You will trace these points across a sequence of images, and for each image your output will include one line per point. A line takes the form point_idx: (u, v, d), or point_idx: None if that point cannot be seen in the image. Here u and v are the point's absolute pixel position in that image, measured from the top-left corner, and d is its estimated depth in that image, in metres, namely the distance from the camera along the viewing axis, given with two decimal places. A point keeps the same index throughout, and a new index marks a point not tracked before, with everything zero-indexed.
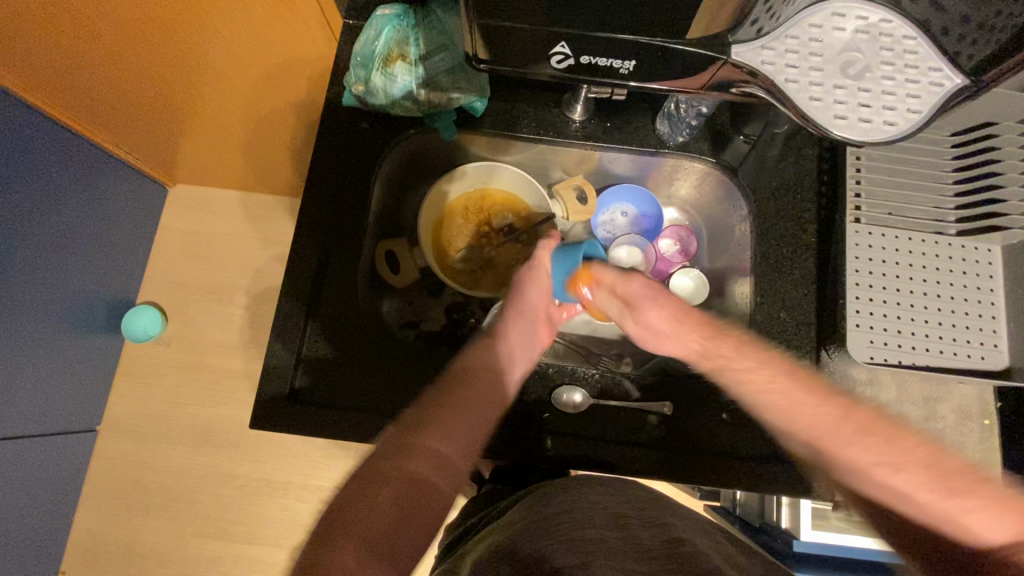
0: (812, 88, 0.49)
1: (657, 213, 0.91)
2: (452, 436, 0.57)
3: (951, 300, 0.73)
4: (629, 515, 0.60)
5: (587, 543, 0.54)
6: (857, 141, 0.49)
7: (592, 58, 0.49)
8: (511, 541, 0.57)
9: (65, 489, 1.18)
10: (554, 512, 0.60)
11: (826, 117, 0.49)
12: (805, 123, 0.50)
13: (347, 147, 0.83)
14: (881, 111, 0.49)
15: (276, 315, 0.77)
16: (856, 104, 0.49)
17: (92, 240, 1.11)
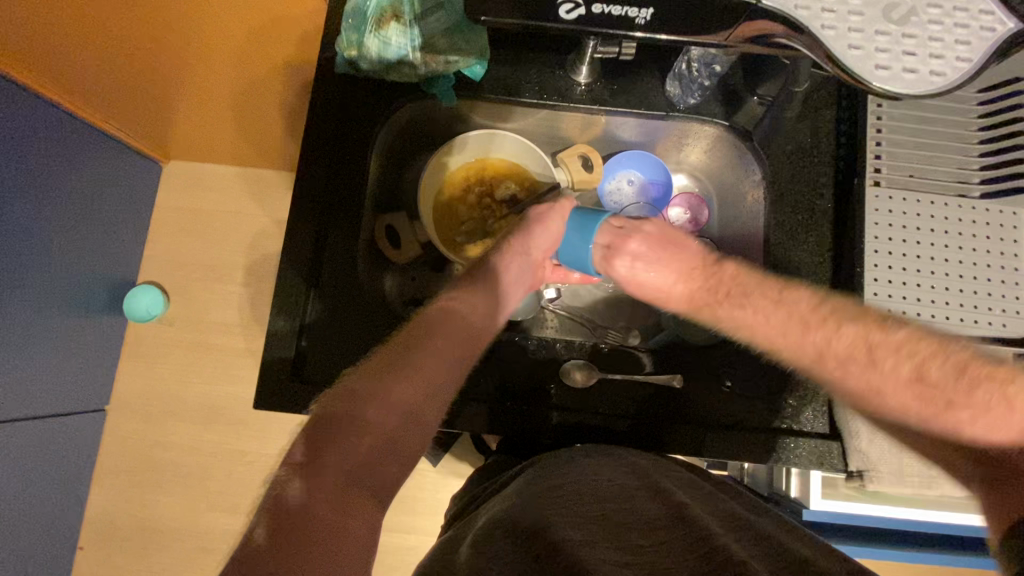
0: (851, 36, 0.45)
1: (666, 179, 0.88)
2: (423, 384, 0.58)
3: (973, 266, 0.70)
4: (635, 487, 0.59)
5: (591, 521, 0.53)
6: (899, 93, 0.45)
7: (605, 7, 0.46)
8: (510, 514, 0.56)
9: (77, 468, 1.19)
10: (558, 487, 0.59)
11: (866, 67, 0.45)
12: (839, 74, 0.46)
13: (343, 116, 0.79)
14: (926, 60, 0.45)
15: (276, 292, 0.74)
16: (900, 51, 0.45)
17: (89, 218, 1.09)
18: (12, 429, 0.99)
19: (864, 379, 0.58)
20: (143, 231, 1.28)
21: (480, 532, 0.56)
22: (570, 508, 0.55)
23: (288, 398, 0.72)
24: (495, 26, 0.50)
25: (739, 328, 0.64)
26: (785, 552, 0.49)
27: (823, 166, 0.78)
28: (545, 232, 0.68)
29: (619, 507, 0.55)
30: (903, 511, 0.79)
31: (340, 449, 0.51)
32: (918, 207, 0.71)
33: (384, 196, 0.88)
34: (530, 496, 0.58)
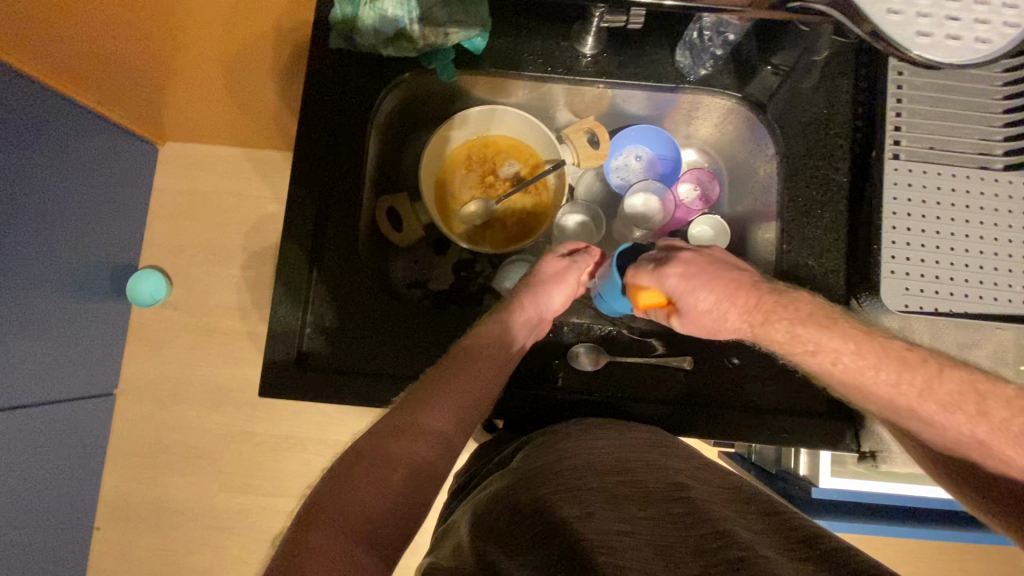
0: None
1: (675, 156, 0.86)
2: (452, 417, 0.62)
3: (994, 242, 0.67)
4: (635, 460, 0.58)
5: (589, 492, 0.52)
6: (942, 62, 0.39)
7: None
8: (510, 492, 0.56)
9: (89, 452, 1.19)
10: (557, 459, 0.58)
11: (905, 34, 0.39)
12: (876, 43, 0.41)
13: (340, 92, 0.75)
14: (971, 26, 0.40)
15: (277, 277, 0.73)
16: (943, 17, 0.40)
17: (87, 202, 1.07)
18: (22, 416, 0.99)
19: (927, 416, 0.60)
20: (143, 216, 1.26)
21: (484, 509, 0.56)
22: (570, 480, 0.54)
23: (294, 386, 0.72)
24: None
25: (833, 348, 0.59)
26: (797, 531, 0.47)
27: (840, 139, 0.75)
28: (559, 295, 0.74)
29: (617, 479, 0.55)
30: (911, 487, 0.78)
31: (374, 480, 0.53)
32: (938, 181, 0.68)
33: (383, 176, 0.85)
34: (531, 470, 0.58)
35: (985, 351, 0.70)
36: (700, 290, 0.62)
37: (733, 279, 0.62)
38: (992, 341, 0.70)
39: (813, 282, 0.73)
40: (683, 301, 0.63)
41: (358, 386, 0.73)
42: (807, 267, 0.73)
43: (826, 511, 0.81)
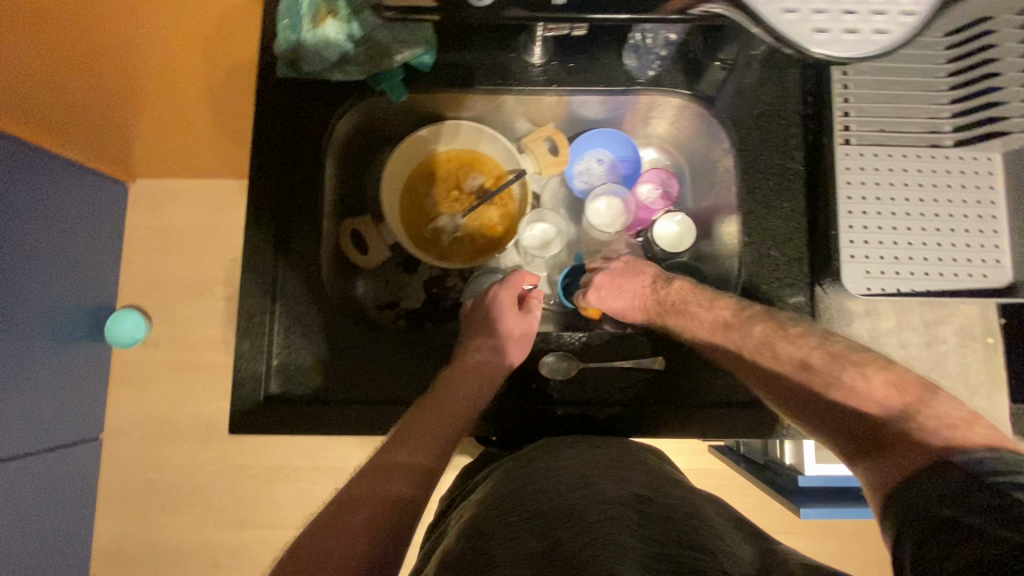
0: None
1: (636, 156, 0.88)
2: (425, 452, 0.62)
3: (949, 219, 0.68)
4: (596, 475, 0.56)
5: (552, 516, 0.50)
6: (842, 59, 0.40)
7: None
8: (475, 524, 0.54)
9: (79, 499, 1.17)
10: (522, 486, 0.57)
11: (801, 30, 0.40)
12: (775, 42, 0.41)
13: (292, 119, 0.75)
14: (868, 17, 0.40)
15: (241, 310, 0.72)
16: (839, 11, 0.40)
17: (59, 246, 1.06)
18: (6, 469, 0.97)
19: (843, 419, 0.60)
20: (117, 254, 1.25)
21: (450, 544, 0.53)
22: (529, 506, 0.53)
23: (269, 417, 0.71)
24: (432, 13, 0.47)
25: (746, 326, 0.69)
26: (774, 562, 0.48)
27: (793, 127, 0.75)
28: (510, 317, 0.77)
29: (577, 493, 0.53)
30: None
31: (340, 526, 0.53)
32: (889, 163, 0.69)
33: (345, 200, 0.85)
34: (498, 500, 0.56)
35: (951, 327, 0.70)
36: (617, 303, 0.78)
37: (633, 289, 0.78)
38: (958, 316, 0.70)
39: (778, 272, 0.73)
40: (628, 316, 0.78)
41: (332, 415, 0.72)
42: (770, 257, 0.73)
43: (817, 498, 0.80)
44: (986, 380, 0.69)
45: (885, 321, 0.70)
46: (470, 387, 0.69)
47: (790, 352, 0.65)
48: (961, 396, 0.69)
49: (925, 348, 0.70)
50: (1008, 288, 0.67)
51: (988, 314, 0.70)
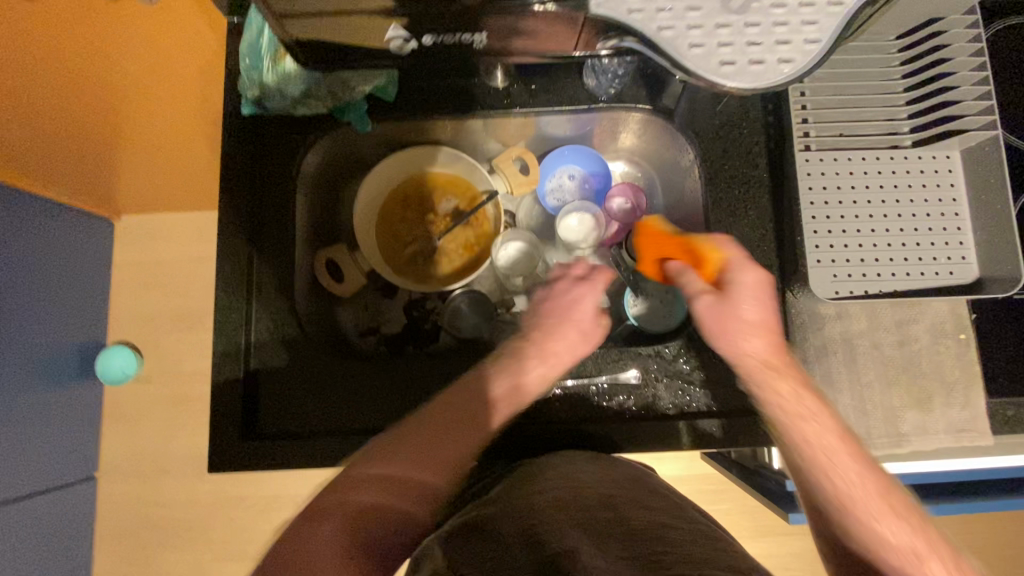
0: (691, 33, 0.44)
1: (606, 170, 0.89)
2: (431, 466, 0.64)
3: (912, 218, 0.69)
4: (616, 498, 0.59)
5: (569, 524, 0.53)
6: (750, 89, 0.45)
7: (438, 37, 0.49)
8: (490, 522, 0.56)
9: (76, 540, 1.17)
10: (539, 494, 0.59)
11: (711, 65, 0.45)
12: (689, 75, 0.46)
13: (261, 155, 0.76)
14: (773, 48, 0.44)
15: (218, 347, 0.73)
16: (744, 44, 0.45)
17: (44, 289, 1.06)
18: None
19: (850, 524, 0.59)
20: (106, 291, 1.26)
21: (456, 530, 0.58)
22: (547, 515, 0.55)
23: (251, 451, 0.71)
24: (373, 50, 0.52)
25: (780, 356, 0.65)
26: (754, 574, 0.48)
27: (755, 135, 0.75)
28: (563, 334, 0.72)
29: (598, 514, 0.55)
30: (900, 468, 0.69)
31: (318, 534, 0.57)
32: (849, 167, 0.71)
33: (319, 231, 0.85)
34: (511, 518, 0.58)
35: (923, 325, 0.70)
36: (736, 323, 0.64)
37: (762, 323, 0.64)
38: (929, 314, 0.70)
39: None
40: (714, 306, 0.65)
41: (312, 446, 0.72)
42: None
43: None
44: (962, 375, 0.69)
45: (857, 323, 0.70)
46: (478, 399, 0.67)
47: (812, 424, 0.61)
48: (937, 394, 0.69)
49: (897, 347, 0.70)
50: (974, 283, 0.68)
51: (959, 310, 0.70)
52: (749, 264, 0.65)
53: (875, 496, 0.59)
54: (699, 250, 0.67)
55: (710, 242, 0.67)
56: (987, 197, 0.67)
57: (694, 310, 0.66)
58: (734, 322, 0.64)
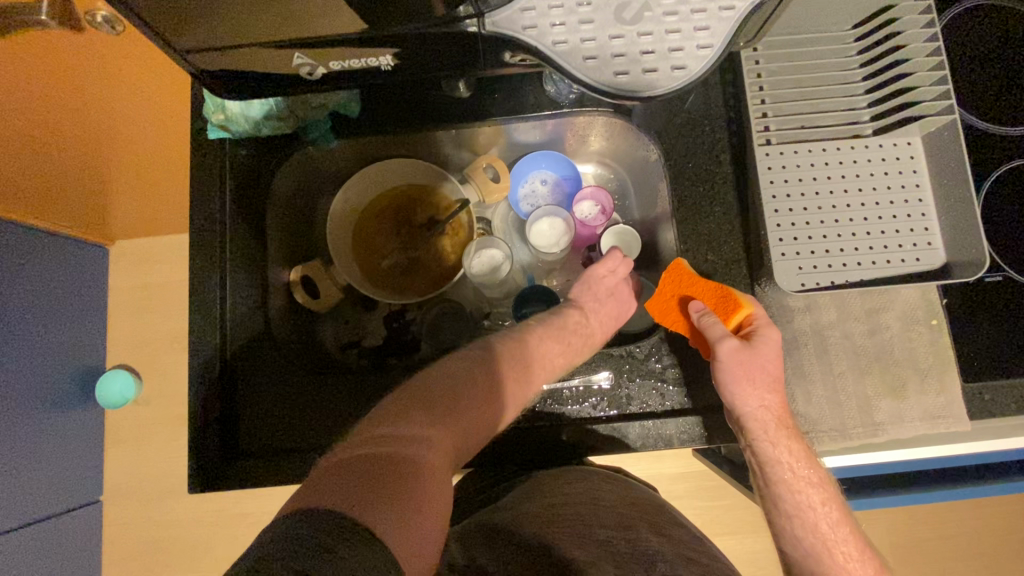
0: (585, 46, 0.52)
1: (576, 174, 0.89)
2: (459, 428, 0.60)
3: (876, 207, 0.69)
4: (636, 520, 0.68)
5: (595, 544, 0.62)
6: (644, 95, 0.53)
7: (342, 62, 0.53)
8: (514, 527, 0.64)
9: (84, 563, 1.18)
10: (564, 505, 0.67)
11: (609, 74, 0.52)
12: (591, 83, 0.53)
13: (231, 178, 0.77)
14: (666, 58, 0.52)
15: (197, 367, 0.74)
16: (640, 53, 0.52)
17: (40, 316, 1.08)
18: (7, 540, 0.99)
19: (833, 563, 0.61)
20: (103, 317, 1.27)
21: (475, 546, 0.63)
22: (573, 526, 0.65)
23: (235, 469, 0.72)
24: (286, 77, 0.55)
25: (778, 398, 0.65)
26: None
27: (718, 132, 0.76)
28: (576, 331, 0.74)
29: (621, 536, 0.64)
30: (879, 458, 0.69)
31: (381, 467, 0.49)
32: (811, 158, 0.70)
33: (294, 248, 0.86)
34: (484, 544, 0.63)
35: (893, 313, 0.70)
36: (754, 376, 0.64)
37: (768, 381, 0.65)
38: (899, 301, 0.70)
39: (717, 275, 0.74)
40: (741, 353, 0.64)
41: (292, 462, 0.72)
42: (708, 262, 0.74)
43: None
44: (936, 362, 0.69)
45: (827, 314, 0.70)
46: (490, 379, 0.65)
47: (819, 496, 0.63)
48: (911, 381, 0.69)
49: (869, 337, 0.70)
50: (942, 268, 0.68)
51: (929, 296, 0.70)
52: (773, 327, 0.67)
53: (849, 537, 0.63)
54: (736, 300, 0.69)
55: (746, 298, 0.70)
56: (950, 182, 0.67)
57: (718, 351, 0.65)
58: (750, 372, 0.64)
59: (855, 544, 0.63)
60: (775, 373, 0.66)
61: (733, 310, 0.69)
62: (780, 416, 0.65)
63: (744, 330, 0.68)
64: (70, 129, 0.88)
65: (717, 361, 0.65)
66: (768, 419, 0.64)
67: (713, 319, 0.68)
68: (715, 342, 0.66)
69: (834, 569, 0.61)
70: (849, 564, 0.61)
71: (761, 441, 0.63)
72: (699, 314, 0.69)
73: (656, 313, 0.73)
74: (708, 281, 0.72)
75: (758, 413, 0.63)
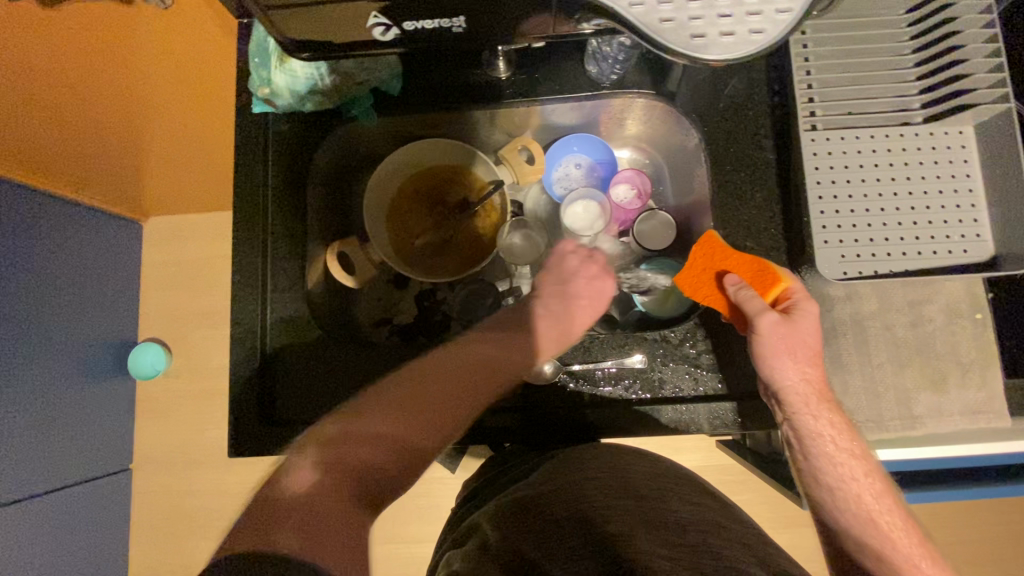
0: (662, 7, 0.45)
1: (612, 158, 0.89)
2: (413, 426, 0.63)
3: (924, 196, 0.68)
4: (669, 487, 0.64)
5: (627, 510, 0.58)
6: (717, 59, 0.46)
7: (415, 23, 0.51)
8: (542, 501, 0.62)
9: (113, 527, 1.22)
10: (595, 477, 0.63)
11: (681, 37, 0.45)
12: (660, 49, 0.46)
13: (273, 154, 0.78)
14: (744, 19, 0.45)
15: (235, 335, 0.76)
16: (715, 15, 0.45)
17: (72, 287, 1.11)
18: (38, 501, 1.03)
19: (881, 535, 0.60)
20: (136, 290, 1.30)
21: (504, 516, 0.63)
22: (604, 497, 0.60)
23: (274, 439, 0.74)
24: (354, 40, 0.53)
25: (816, 371, 0.64)
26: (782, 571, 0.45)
27: (761, 117, 0.75)
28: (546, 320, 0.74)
29: (656, 503, 0.60)
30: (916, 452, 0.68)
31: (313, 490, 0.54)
32: (857, 146, 0.69)
33: (331, 225, 0.87)
34: (512, 522, 0.61)
35: (937, 305, 0.69)
36: (793, 351, 0.63)
37: (807, 353, 0.64)
38: (943, 293, 0.69)
39: None
40: (781, 327, 0.63)
41: None
42: (746, 249, 0.73)
43: None
44: (979, 356, 0.68)
45: (868, 304, 0.69)
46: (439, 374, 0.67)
47: (862, 468, 0.63)
48: (952, 374, 0.67)
49: (910, 328, 0.69)
50: (991, 261, 0.66)
51: (975, 290, 0.69)
52: (811, 301, 0.65)
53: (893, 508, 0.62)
54: (773, 273, 0.67)
55: (783, 272, 0.68)
56: (1003, 173, 0.66)
57: (757, 325, 0.63)
58: (791, 346, 0.63)
59: (898, 513, 0.62)
60: (813, 347, 0.64)
61: (771, 284, 0.67)
62: (819, 388, 0.64)
63: (782, 304, 0.66)
64: (112, 102, 0.90)
65: (757, 335, 0.64)
66: (808, 390, 0.64)
67: (748, 291, 0.66)
68: (753, 317, 0.64)
69: (883, 540, 0.60)
70: (894, 533, 0.61)
71: (802, 414, 0.63)
72: (733, 286, 0.67)
73: (688, 289, 0.72)
74: (744, 255, 0.70)
75: (796, 384, 0.63)
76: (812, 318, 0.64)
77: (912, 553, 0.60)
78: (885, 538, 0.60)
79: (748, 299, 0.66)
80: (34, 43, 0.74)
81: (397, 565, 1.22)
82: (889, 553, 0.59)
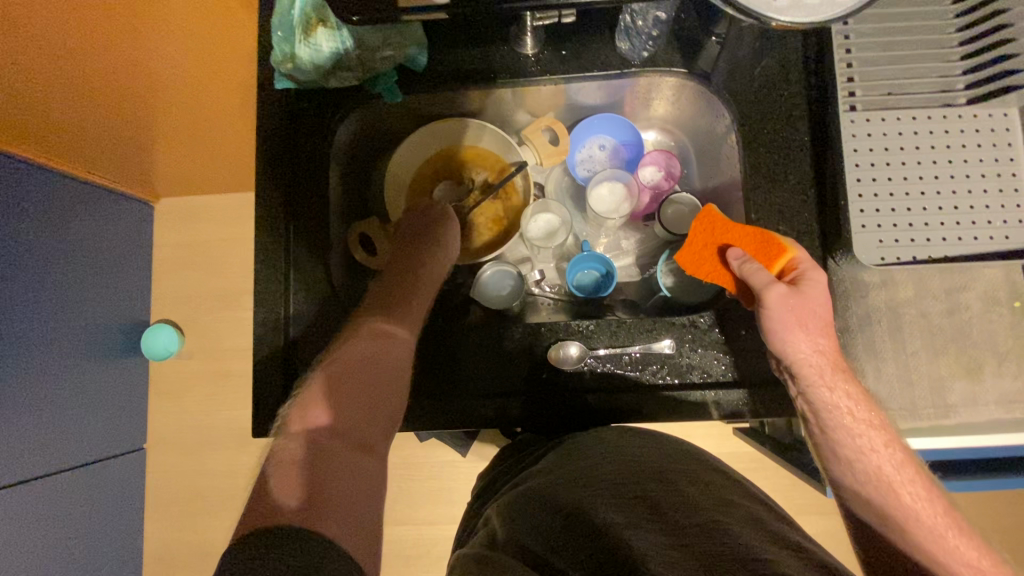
0: None
1: (638, 139, 0.87)
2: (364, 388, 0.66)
3: (965, 180, 0.66)
4: (674, 471, 0.62)
5: (630, 501, 0.57)
6: (803, 21, 0.45)
7: None
8: (549, 489, 0.61)
9: (127, 504, 1.22)
10: (598, 463, 0.62)
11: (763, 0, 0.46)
12: (742, 14, 0.46)
13: (295, 131, 0.77)
14: None
15: (255, 315, 0.75)
16: None
17: (83, 266, 1.11)
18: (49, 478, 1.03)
19: (903, 505, 0.61)
20: (148, 271, 1.30)
21: (515, 498, 0.62)
22: (609, 485, 0.60)
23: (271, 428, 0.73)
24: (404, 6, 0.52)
25: (823, 342, 0.64)
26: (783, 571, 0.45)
27: (798, 97, 0.72)
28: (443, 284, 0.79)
29: (661, 488, 0.59)
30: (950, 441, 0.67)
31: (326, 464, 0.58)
32: (897, 128, 0.68)
33: (351, 206, 0.86)
34: (518, 516, 0.59)
35: (975, 292, 0.67)
36: (801, 321, 0.63)
37: (814, 323, 0.63)
38: (982, 280, 0.67)
39: None
40: (790, 299, 0.62)
41: None
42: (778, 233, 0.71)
43: None
44: (1016, 345, 0.66)
45: (904, 290, 0.68)
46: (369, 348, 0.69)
47: (881, 439, 0.63)
48: (988, 363, 0.66)
49: (947, 316, 0.67)
50: None
51: (1014, 278, 0.67)
52: (818, 269, 0.65)
53: (908, 475, 0.62)
54: (779, 244, 0.67)
55: (788, 243, 0.67)
56: None
57: (765, 298, 0.63)
58: (800, 317, 0.62)
59: (920, 483, 0.63)
60: (818, 317, 0.64)
61: (777, 255, 0.67)
62: (829, 355, 0.64)
63: (789, 275, 0.66)
64: (125, 78, 0.89)
65: (766, 308, 0.63)
66: (820, 358, 0.63)
67: (750, 263, 0.66)
68: (760, 290, 0.64)
69: (903, 508, 0.61)
70: (918, 505, 0.61)
71: (817, 386, 0.62)
72: (736, 259, 0.67)
73: (689, 265, 0.72)
74: (747, 228, 0.70)
75: (808, 353, 0.62)
76: (815, 284, 0.64)
77: (934, 521, 0.60)
78: (904, 507, 0.61)
79: (750, 271, 0.65)
80: (49, 14, 0.72)
81: (410, 547, 1.23)
82: (911, 522, 0.60)
